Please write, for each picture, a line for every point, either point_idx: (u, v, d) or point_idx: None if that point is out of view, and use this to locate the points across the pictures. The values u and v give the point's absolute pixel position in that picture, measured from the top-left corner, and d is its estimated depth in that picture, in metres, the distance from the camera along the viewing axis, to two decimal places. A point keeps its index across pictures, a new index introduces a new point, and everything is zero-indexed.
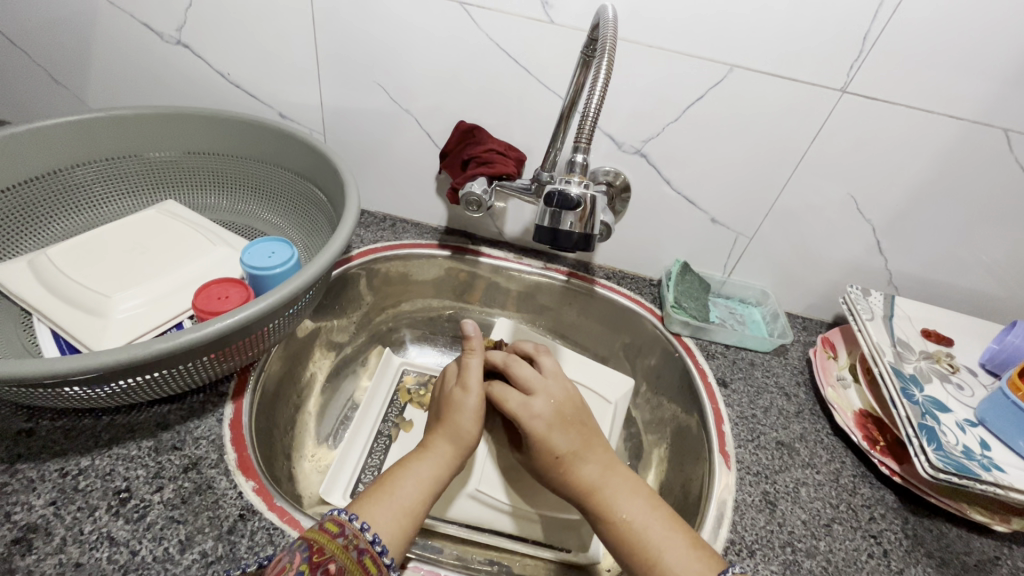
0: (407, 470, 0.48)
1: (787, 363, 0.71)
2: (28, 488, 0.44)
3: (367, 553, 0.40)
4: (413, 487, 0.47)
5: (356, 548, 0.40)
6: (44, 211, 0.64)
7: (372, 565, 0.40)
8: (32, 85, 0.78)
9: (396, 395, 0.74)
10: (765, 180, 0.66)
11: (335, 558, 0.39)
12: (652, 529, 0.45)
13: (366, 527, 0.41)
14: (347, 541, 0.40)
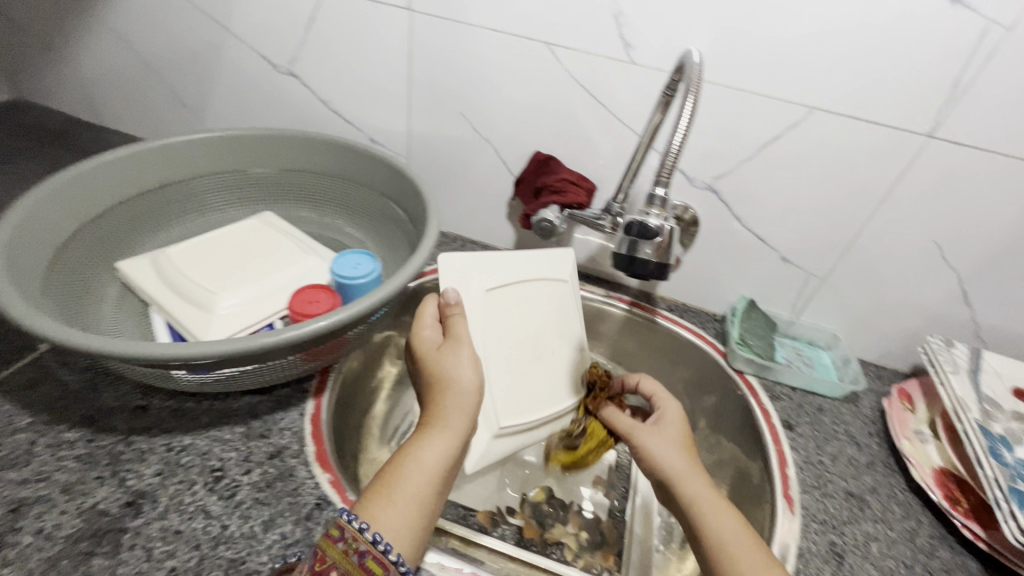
0: (419, 458, 0.44)
1: (858, 412, 0.68)
2: (140, 459, 0.49)
3: (368, 555, 0.38)
4: (422, 479, 0.43)
5: (356, 553, 0.38)
6: (165, 215, 0.73)
7: (376, 566, 0.38)
8: (161, 105, 0.89)
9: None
10: (841, 222, 0.66)
11: (335, 565, 0.38)
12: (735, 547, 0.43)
13: (365, 530, 0.39)
14: (346, 545, 0.39)
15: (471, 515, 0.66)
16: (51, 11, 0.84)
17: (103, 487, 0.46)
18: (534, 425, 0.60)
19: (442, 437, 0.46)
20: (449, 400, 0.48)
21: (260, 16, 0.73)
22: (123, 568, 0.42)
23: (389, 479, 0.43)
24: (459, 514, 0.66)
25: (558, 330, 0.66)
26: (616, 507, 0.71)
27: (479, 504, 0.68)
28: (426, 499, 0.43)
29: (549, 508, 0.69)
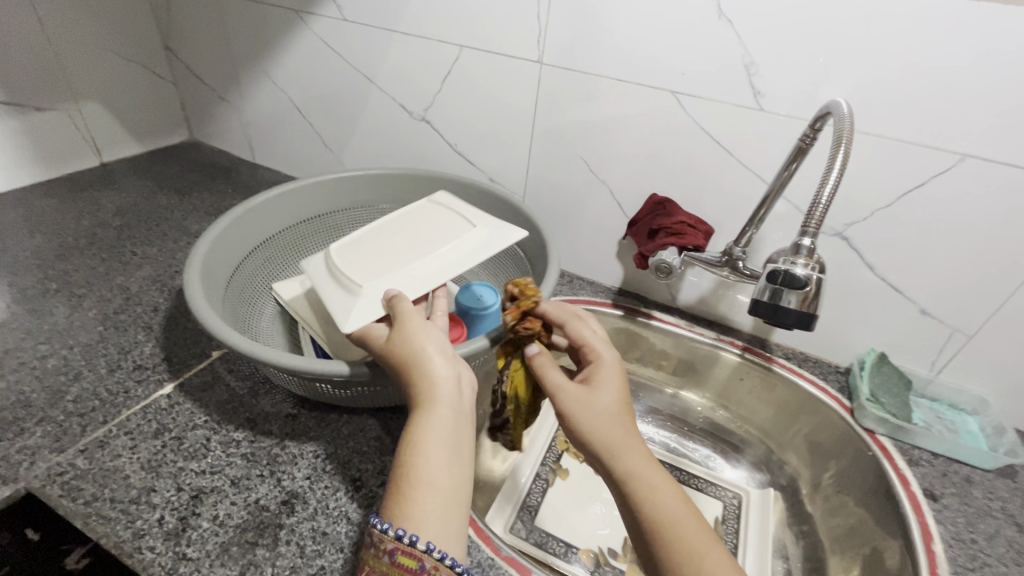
0: (421, 439, 0.40)
1: (1016, 489, 0.61)
2: (292, 461, 0.55)
3: (397, 552, 0.37)
4: (436, 466, 0.40)
5: (387, 554, 0.37)
6: (312, 242, 0.81)
7: (408, 561, 0.37)
8: (307, 146, 1.01)
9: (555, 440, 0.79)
10: (995, 276, 0.60)
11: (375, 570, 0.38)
12: (685, 523, 0.39)
13: (388, 529, 0.37)
14: (379, 549, 0.38)
15: (572, 552, 0.66)
16: (230, 68, 0.99)
17: (263, 484, 0.52)
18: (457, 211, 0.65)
19: (436, 417, 0.41)
20: (429, 375, 0.43)
21: (402, 70, 0.82)
22: (281, 560, 0.46)
23: (405, 476, 0.40)
24: (561, 549, 0.66)
25: (369, 241, 0.63)
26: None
27: (581, 541, 0.68)
28: (448, 483, 0.40)
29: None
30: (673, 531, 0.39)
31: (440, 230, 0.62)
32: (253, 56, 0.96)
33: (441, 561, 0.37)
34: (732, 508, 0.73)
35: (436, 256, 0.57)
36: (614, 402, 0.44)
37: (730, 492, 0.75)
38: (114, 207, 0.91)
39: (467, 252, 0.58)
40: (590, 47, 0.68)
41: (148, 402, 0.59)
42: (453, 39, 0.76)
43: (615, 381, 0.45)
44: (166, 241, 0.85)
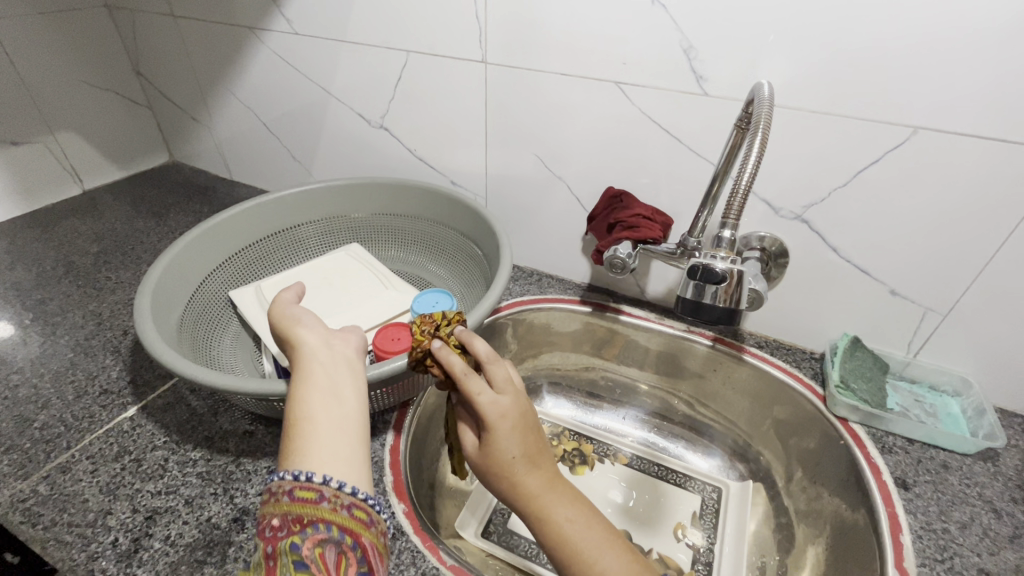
0: (299, 391, 0.41)
1: (998, 472, 0.58)
2: (246, 478, 0.55)
3: (295, 489, 0.35)
4: (320, 409, 0.39)
5: (286, 494, 0.35)
6: (278, 257, 0.82)
7: (308, 494, 0.35)
8: (277, 161, 1.02)
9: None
10: (965, 250, 0.57)
11: (275, 516, 0.35)
12: (579, 540, 0.41)
13: (283, 472, 0.36)
14: (275, 494, 0.35)
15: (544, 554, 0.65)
16: (197, 89, 1.01)
17: (216, 503, 0.53)
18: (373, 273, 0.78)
19: (312, 375, 0.42)
20: (302, 342, 0.45)
21: (356, 79, 0.82)
22: None
23: (288, 429, 0.39)
24: (533, 551, 0.65)
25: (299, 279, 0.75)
26: (702, 560, 0.66)
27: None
28: (335, 414, 0.40)
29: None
30: (573, 546, 0.41)
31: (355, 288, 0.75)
32: (218, 75, 0.97)
33: (341, 488, 0.35)
34: (712, 503, 0.71)
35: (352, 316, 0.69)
36: (507, 452, 0.43)
37: (710, 486, 0.73)
38: (93, 234, 0.94)
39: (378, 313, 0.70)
40: (531, 42, 0.66)
41: (111, 426, 0.60)
42: (398, 45, 0.76)
43: (506, 432, 0.42)
44: (141, 265, 0.87)
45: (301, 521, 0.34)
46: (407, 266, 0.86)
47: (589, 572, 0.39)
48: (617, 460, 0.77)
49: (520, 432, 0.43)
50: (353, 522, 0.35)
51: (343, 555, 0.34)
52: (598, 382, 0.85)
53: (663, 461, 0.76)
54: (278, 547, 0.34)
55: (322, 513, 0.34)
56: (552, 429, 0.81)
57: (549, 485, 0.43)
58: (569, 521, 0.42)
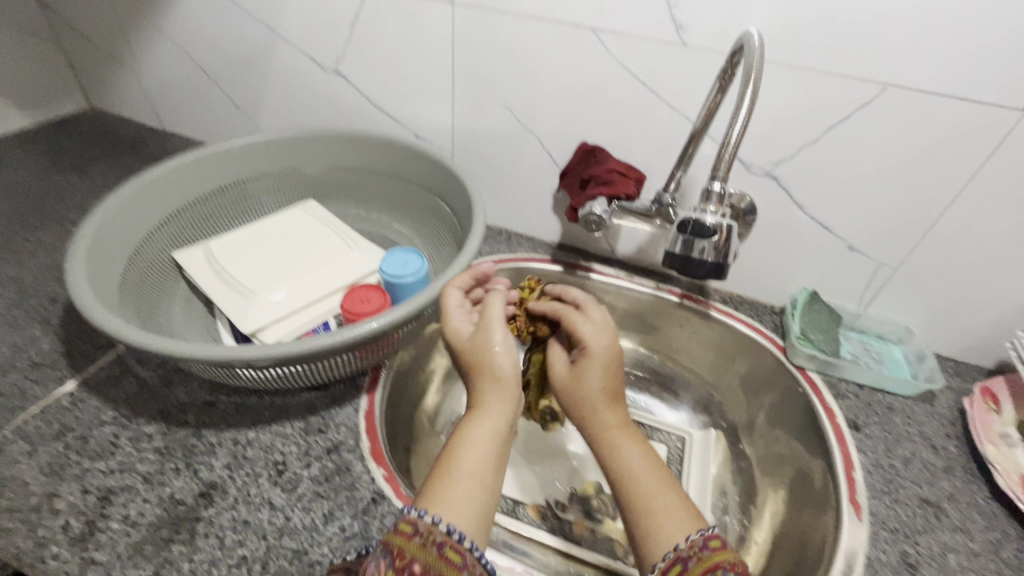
0: (468, 438, 0.44)
1: (935, 412, 0.63)
2: (210, 451, 0.52)
3: (446, 545, 0.37)
4: (481, 469, 0.43)
5: (434, 544, 0.36)
6: (226, 215, 0.76)
7: (454, 556, 0.36)
8: (217, 109, 0.93)
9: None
10: (919, 205, 0.60)
11: (416, 561, 0.36)
12: (642, 479, 0.44)
13: (438, 521, 0.37)
14: (422, 539, 0.37)
15: (521, 508, 0.67)
16: (116, 24, 0.89)
17: (179, 478, 0.50)
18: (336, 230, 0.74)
19: (489, 413, 0.46)
20: (497, 369, 0.46)
21: (306, 18, 0.75)
22: (199, 554, 0.45)
23: (441, 466, 0.43)
24: (510, 506, 0.67)
25: (254, 240, 0.70)
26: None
27: (528, 497, 0.68)
28: (483, 475, 0.42)
29: (600, 502, 0.69)
30: (636, 484, 0.43)
31: (317, 246, 0.70)
32: (141, 8, 0.85)
33: (480, 558, 0.37)
34: (679, 450, 0.73)
35: (316, 279, 0.65)
36: (591, 386, 0.48)
37: (674, 435, 0.74)
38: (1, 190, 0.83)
39: (343, 275, 0.66)
40: None
41: (47, 402, 0.55)
42: None
43: (595, 366, 0.48)
44: (64, 225, 0.77)
45: None
46: (369, 225, 0.82)
47: (647, 513, 0.42)
48: None
49: (608, 371, 0.48)
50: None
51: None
52: None
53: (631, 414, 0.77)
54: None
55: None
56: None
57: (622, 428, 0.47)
58: (635, 463, 0.45)
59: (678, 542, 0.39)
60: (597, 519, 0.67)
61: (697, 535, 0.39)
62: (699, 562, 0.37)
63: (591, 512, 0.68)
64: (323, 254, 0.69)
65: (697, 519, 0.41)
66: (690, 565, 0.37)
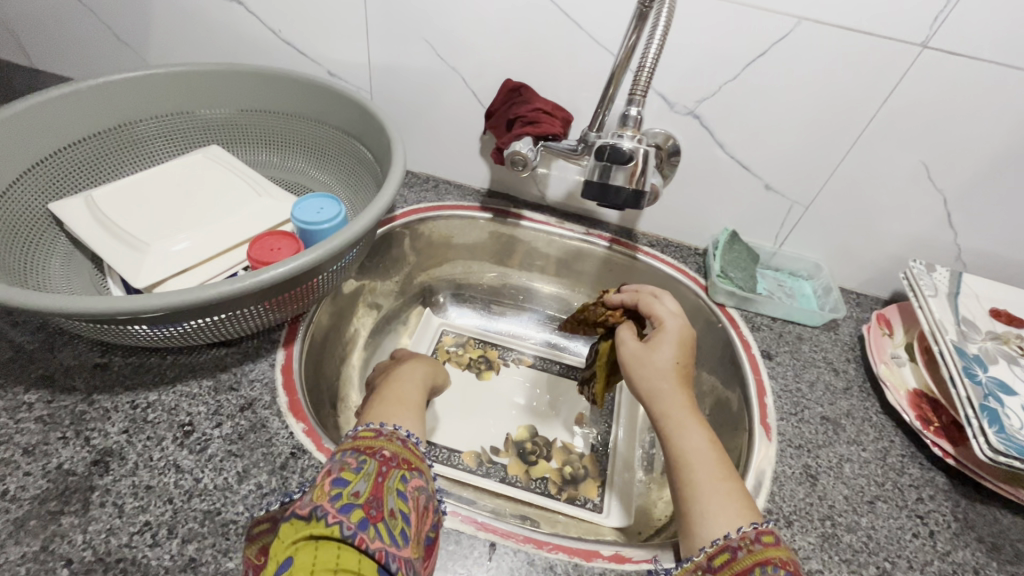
0: (401, 384, 0.51)
1: (838, 339, 0.68)
2: (104, 417, 0.47)
3: (406, 442, 0.41)
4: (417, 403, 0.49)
5: (399, 438, 0.41)
6: (111, 161, 0.67)
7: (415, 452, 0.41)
8: (93, 41, 0.81)
9: (436, 350, 0.78)
10: (829, 143, 0.63)
11: (384, 449, 0.39)
12: (703, 461, 0.44)
13: (400, 427, 0.42)
14: (386, 436, 0.40)
15: (455, 456, 0.67)
16: None
17: (67, 448, 0.45)
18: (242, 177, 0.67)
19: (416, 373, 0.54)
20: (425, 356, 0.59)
21: None
22: (95, 524, 0.41)
23: (381, 399, 0.47)
24: (445, 455, 0.67)
25: (145, 188, 0.63)
26: (602, 442, 0.71)
27: (464, 445, 0.68)
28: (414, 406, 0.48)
29: (533, 446, 0.69)
30: (692, 462, 0.44)
31: (220, 194, 0.64)
32: None
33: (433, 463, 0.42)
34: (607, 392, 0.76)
35: (220, 229, 0.60)
36: (661, 360, 0.50)
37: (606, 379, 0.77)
38: None
39: (251, 224, 0.61)
40: None
41: None
42: None
43: (667, 342, 0.51)
44: None
45: (408, 465, 0.39)
46: (283, 173, 0.76)
47: (700, 492, 0.42)
48: (522, 362, 0.78)
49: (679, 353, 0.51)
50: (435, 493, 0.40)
51: (428, 510, 0.38)
52: (501, 289, 0.85)
53: (562, 359, 0.79)
54: (390, 471, 0.37)
55: (423, 470, 0.40)
56: (456, 336, 0.80)
57: (685, 409, 0.47)
58: (695, 445, 0.45)
59: (728, 530, 0.40)
60: (531, 462, 0.68)
61: (749, 528, 0.39)
62: (750, 553, 0.38)
63: (525, 456, 0.68)
64: (227, 203, 0.63)
65: (750, 508, 0.42)
66: (740, 554, 0.38)
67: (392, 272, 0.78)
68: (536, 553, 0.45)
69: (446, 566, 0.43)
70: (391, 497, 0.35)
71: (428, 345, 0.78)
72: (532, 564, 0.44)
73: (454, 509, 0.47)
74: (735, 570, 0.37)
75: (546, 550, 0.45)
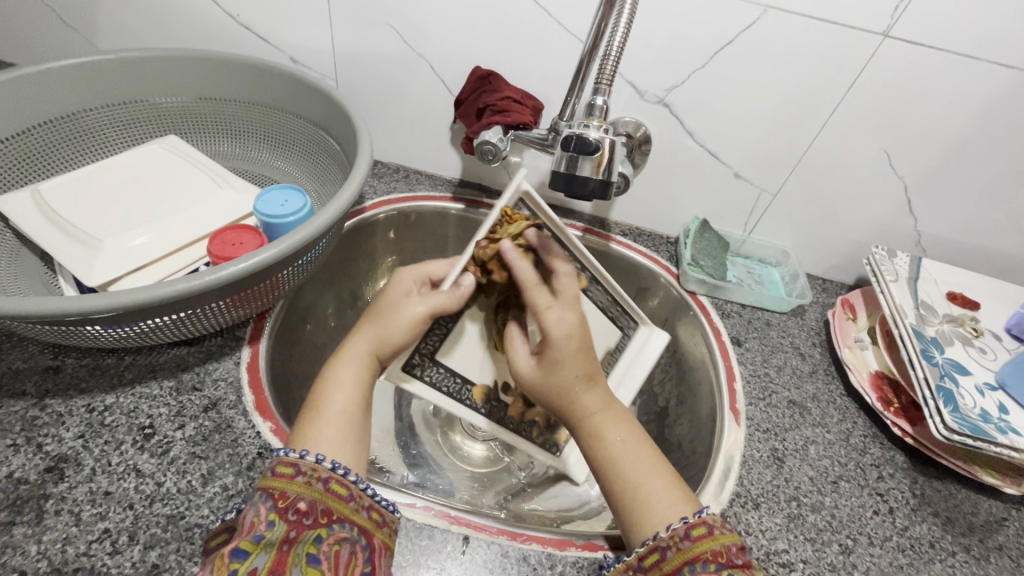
0: (333, 380, 0.45)
1: (804, 324, 0.70)
2: (58, 422, 0.45)
3: (331, 480, 0.39)
4: (347, 411, 0.43)
5: (320, 480, 0.39)
6: (59, 153, 0.64)
7: (340, 488, 0.39)
8: (37, 25, 0.76)
9: (494, 233, 0.58)
10: (795, 133, 0.63)
11: (301, 497, 0.38)
12: (631, 463, 0.43)
13: (322, 459, 0.39)
14: (306, 477, 0.38)
15: (466, 389, 0.61)
16: None
17: (17, 455, 0.43)
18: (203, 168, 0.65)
19: (354, 354, 0.47)
20: (410, 312, 0.49)
21: None
22: (49, 534, 0.39)
23: (309, 408, 0.43)
24: (456, 386, 0.61)
25: (97, 182, 0.60)
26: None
27: (477, 376, 0.62)
28: (351, 419, 0.43)
29: None
30: (623, 469, 0.43)
31: (177, 185, 0.61)
32: None
33: (366, 490, 0.40)
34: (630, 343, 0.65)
35: (179, 222, 0.57)
36: (570, 373, 0.45)
37: None
38: None
39: (212, 218, 0.59)
40: None
41: None
42: None
43: (570, 352, 0.46)
44: None
45: (328, 515, 0.38)
46: (248, 164, 0.73)
47: (638, 495, 0.41)
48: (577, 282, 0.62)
49: (586, 357, 0.46)
50: (370, 523, 0.40)
51: (356, 554, 0.38)
52: None
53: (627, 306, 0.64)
54: (301, 533, 0.37)
55: (349, 511, 0.39)
56: (526, 221, 0.60)
57: (605, 407, 0.46)
58: (618, 443, 0.44)
59: (661, 528, 0.40)
60: (530, 402, 0.63)
61: (678, 524, 0.39)
62: (678, 552, 0.38)
63: (528, 394, 0.63)
64: (187, 195, 0.61)
65: (689, 499, 0.42)
66: (669, 553, 0.38)
67: (362, 265, 0.76)
68: (510, 545, 0.45)
69: (419, 561, 0.43)
70: (295, 568, 0.35)
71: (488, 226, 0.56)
72: (506, 555, 0.44)
73: (427, 505, 0.47)
74: (665, 570, 0.38)
75: (519, 541, 0.45)
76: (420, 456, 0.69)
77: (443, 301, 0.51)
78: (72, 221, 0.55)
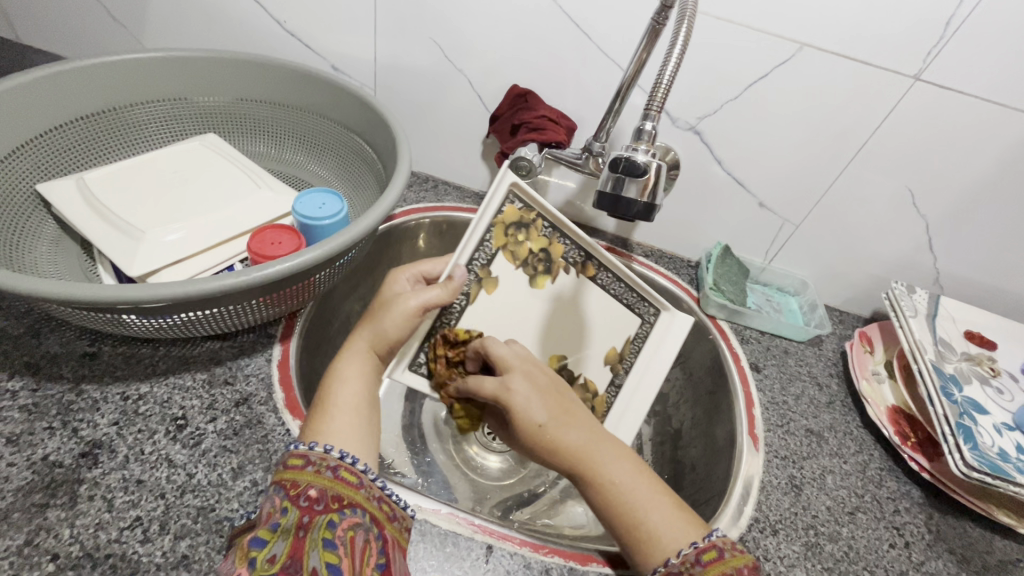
0: (337, 377, 0.45)
1: (821, 354, 0.71)
2: (93, 408, 0.46)
3: (340, 468, 0.39)
4: (351, 404, 0.44)
5: (328, 468, 0.38)
6: (102, 144, 0.65)
7: (350, 476, 0.39)
8: (87, 20, 0.78)
9: (492, 230, 0.59)
10: (821, 167, 0.65)
11: (311, 485, 0.37)
12: (631, 495, 0.42)
13: (331, 449, 0.39)
14: (315, 466, 0.38)
15: None
16: None
17: (53, 438, 0.43)
18: (243, 165, 0.66)
19: (354, 350, 0.47)
20: (399, 305, 0.48)
21: None
22: (83, 518, 0.40)
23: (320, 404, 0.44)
24: None
25: (139, 174, 0.61)
26: (615, 384, 0.61)
27: None
28: (363, 411, 0.44)
29: None
30: (625, 498, 0.42)
31: (217, 182, 0.63)
32: None
33: (376, 481, 0.40)
34: (646, 329, 0.61)
35: (218, 219, 0.58)
36: (536, 417, 0.44)
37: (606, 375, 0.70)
38: None
39: (249, 216, 0.60)
40: None
41: None
42: None
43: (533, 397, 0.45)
44: None
45: (340, 501, 0.38)
46: (282, 165, 0.75)
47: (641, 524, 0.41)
48: (583, 270, 0.61)
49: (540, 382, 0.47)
50: (381, 513, 0.39)
51: (370, 542, 0.37)
52: None
53: (640, 291, 0.60)
54: (314, 519, 0.36)
55: (360, 498, 0.38)
56: (521, 213, 0.59)
57: (590, 444, 0.44)
58: (616, 481, 0.42)
59: (672, 555, 0.39)
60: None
61: (690, 549, 0.39)
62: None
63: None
64: (226, 191, 0.62)
65: (697, 526, 0.41)
66: None
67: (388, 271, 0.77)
68: (532, 557, 0.45)
69: (443, 567, 0.43)
70: (312, 553, 0.35)
71: (482, 224, 0.58)
72: (529, 566, 0.44)
73: (451, 512, 0.47)
74: None
75: (542, 553, 0.46)
76: (434, 463, 0.69)
77: (435, 298, 0.50)
78: (115, 211, 0.56)
